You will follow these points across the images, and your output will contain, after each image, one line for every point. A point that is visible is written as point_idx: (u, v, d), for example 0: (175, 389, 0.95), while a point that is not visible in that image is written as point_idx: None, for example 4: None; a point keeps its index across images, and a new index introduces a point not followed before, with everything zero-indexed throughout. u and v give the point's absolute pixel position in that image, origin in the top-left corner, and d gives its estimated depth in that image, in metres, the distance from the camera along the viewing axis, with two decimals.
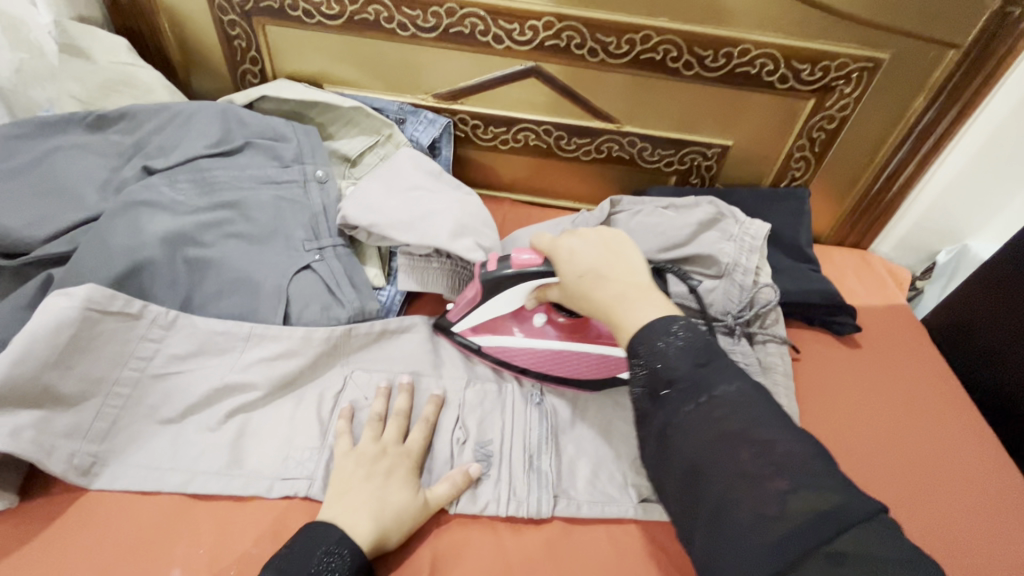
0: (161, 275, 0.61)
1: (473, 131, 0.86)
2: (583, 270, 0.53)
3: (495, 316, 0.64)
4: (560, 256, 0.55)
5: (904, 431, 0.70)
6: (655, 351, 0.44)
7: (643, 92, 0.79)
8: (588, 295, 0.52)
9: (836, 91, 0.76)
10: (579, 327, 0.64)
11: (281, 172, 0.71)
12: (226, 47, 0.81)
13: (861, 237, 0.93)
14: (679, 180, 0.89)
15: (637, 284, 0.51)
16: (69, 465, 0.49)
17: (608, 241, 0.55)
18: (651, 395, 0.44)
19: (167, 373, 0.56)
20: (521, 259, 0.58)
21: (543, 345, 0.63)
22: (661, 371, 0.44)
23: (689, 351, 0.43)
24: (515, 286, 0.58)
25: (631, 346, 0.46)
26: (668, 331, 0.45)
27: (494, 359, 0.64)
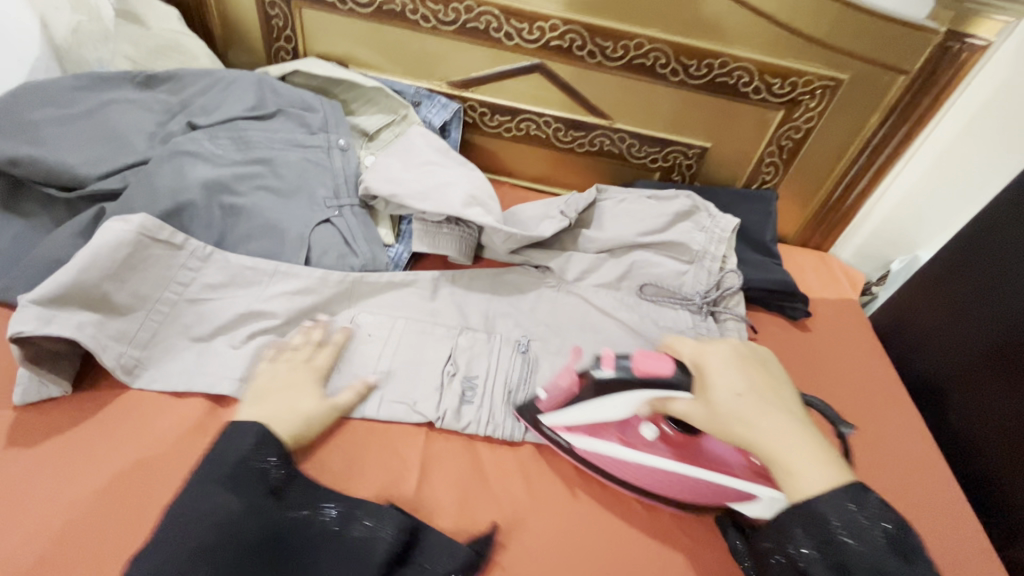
0: (198, 216, 0.69)
1: (480, 118, 0.96)
2: (743, 390, 0.50)
3: (603, 420, 0.60)
4: (709, 370, 0.52)
5: (873, 416, 0.79)
6: (843, 525, 0.42)
7: (634, 94, 0.88)
8: (751, 435, 0.48)
9: (802, 105, 0.86)
10: (687, 444, 0.58)
11: (307, 137, 0.80)
12: (264, 24, 0.90)
13: (822, 240, 1.04)
14: (662, 176, 0.99)
15: (801, 424, 0.49)
16: (117, 363, 0.57)
17: (743, 356, 0.53)
18: (836, 573, 0.41)
19: (201, 299, 0.64)
20: (647, 364, 0.56)
21: (639, 458, 0.59)
22: (853, 557, 0.41)
23: (887, 541, 0.42)
24: (636, 391, 0.56)
25: (813, 508, 0.44)
26: (849, 506, 0.43)
27: (582, 458, 0.62)
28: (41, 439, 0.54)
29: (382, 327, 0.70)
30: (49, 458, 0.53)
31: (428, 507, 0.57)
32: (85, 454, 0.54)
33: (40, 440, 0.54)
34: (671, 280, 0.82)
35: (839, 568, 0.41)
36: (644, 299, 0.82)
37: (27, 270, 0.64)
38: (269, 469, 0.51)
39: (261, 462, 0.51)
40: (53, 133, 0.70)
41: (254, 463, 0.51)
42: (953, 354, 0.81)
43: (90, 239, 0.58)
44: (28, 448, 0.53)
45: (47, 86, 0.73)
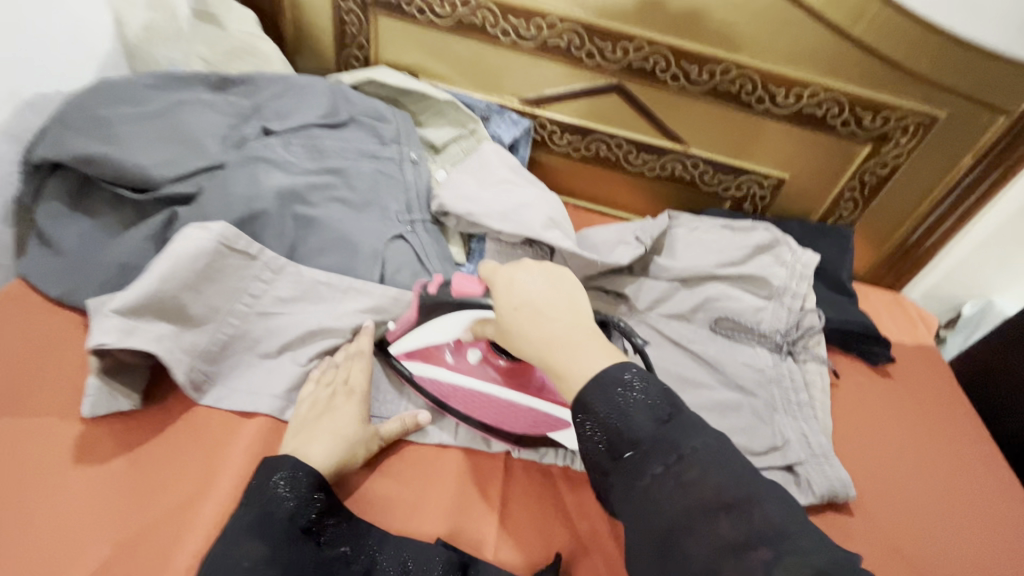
0: (271, 226, 0.66)
1: (549, 136, 0.93)
2: (521, 303, 0.48)
3: (432, 346, 0.61)
4: (500, 285, 0.50)
5: (918, 441, 0.76)
6: (606, 405, 0.42)
7: (714, 119, 0.85)
8: (522, 335, 0.47)
9: (892, 141, 0.82)
10: (518, 374, 0.59)
11: (380, 148, 0.78)
12: (338, 32, 0.88)
13: (895, 280, 0.99)
14: (732, 206, 0.95)
15: (573, 324, 0.47)
16: (187, 379, 0.54)
17: (554, 275, 0.50)
18: (612, 452, 0.42)
19: (272, 312, 0.61)
20: (464, 285, 0.57)
21: (468, 383, 0.60)
22: (621, 430, 0.42)
23: (653, 415, 0.42)
24: (455, 312, 0.58)
25: (583, 398, 0.43)
26: (617, 381, 0.43)
27: (428, 393, 0.61)
28: (109, 459, 0.51)
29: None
30: (116, 478, 0.50)
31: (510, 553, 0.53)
32: (152, 475, 0.51)
33: (108, 459, 0.51)
34: (749, 315, 0.78)
35: (617, 450, 0.42)
36: (720, 333, 0.78)
37: (95, 273, 0.61)
38: (298, 505, 0.47)
39: (290, 499, 0.47)
40: (126, 132, 0.68)
41: (283, 501, 0.46)
42: None
43: (169, 246, 0.55)
44: (94, 467, 0.50)
45: (122, 84, 0.71)
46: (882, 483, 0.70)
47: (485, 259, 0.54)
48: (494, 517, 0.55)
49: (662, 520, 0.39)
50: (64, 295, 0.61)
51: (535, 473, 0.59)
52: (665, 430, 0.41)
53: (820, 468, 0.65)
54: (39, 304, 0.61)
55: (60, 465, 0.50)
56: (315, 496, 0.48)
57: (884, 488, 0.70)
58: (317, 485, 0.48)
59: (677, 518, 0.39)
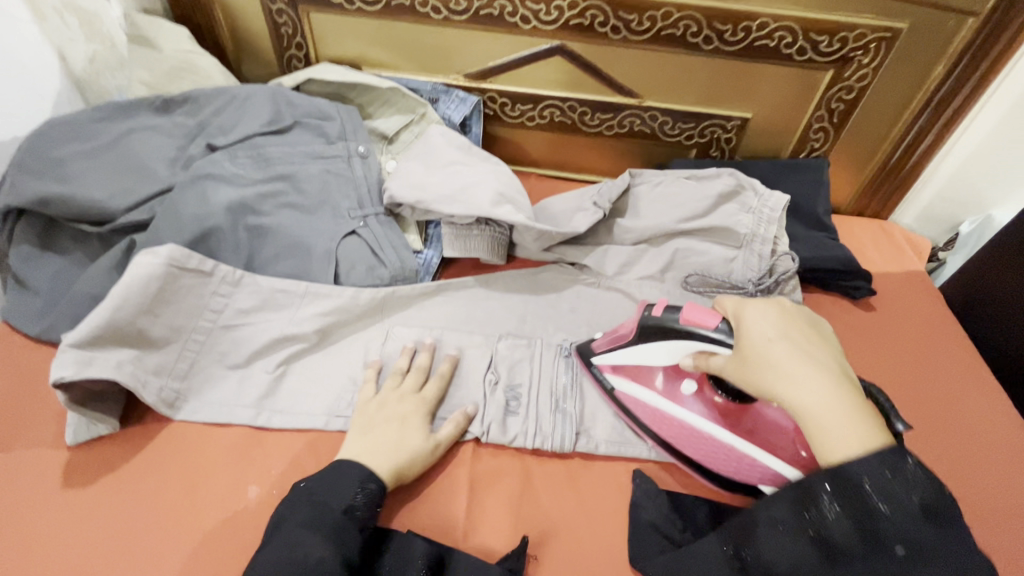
0: (225, 240, 0.68)
1: (501, 109, 0.91)
2: (779, 334, 0.48)
3: (645, 365, 0.61)
4: (747, 318, 0.51)
5: (906, 349, 0.76)
6: (878, 489, 0.41)
7: (663, 67, 0.82)
8: (783, 367, 0.46)
9: (854, 62, 0.78)
10: (732, 413, 0.58)
11: (327, 147, 0.78)
12: (274, 34, 0.88)
13: (881, 207, 0.95)
14: (699, 153, 0.92)
15: (841, 379, 0.46)
16: (158, 398, 0.57)
17: (793, 314, 0.51)
18: (871, 542, 0.40)
19: (235, 324, 0.63)
20: (695, 316, 0.55)
21: (677, 414, 0.59)
22: (894, 522, 0.40)
23: (926, 510, 0.40)
24: (681, 342, 0.57)
25: (849, 474, 0.41)
26: (904, 473, 0.41)
27: (622, 406, 0.62)
28: (97, 481, 0.55)
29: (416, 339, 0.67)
30: (105, 497, 0.54)
31: (485, 528, 0.54)
32: (136, 492, 0.54)
33: (96, 481, 0.55)
34: (718, 269, 0.77)
35: (870, 518, 0.40)
36: (691, 291, 0.77)
37: (68, 309, 0.64)
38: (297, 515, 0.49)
39: (363, 510, 0.50)
40: (79, 168, 0.70)
41: (355, 511, 0.49)
42: None
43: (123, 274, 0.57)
44: (82, 490, 0.54)
45: (69, 119, 0.72)
46: None
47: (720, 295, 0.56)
48: (464, 499, 0.56)
49: None
50: (43, 333, 0.64)
51: (499, 446, 0.60)
52: (937, 530, 0.39)
53: None
54: (24, 345, 0.65)
55: (50, 492, 0.54)
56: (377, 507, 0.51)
57: None
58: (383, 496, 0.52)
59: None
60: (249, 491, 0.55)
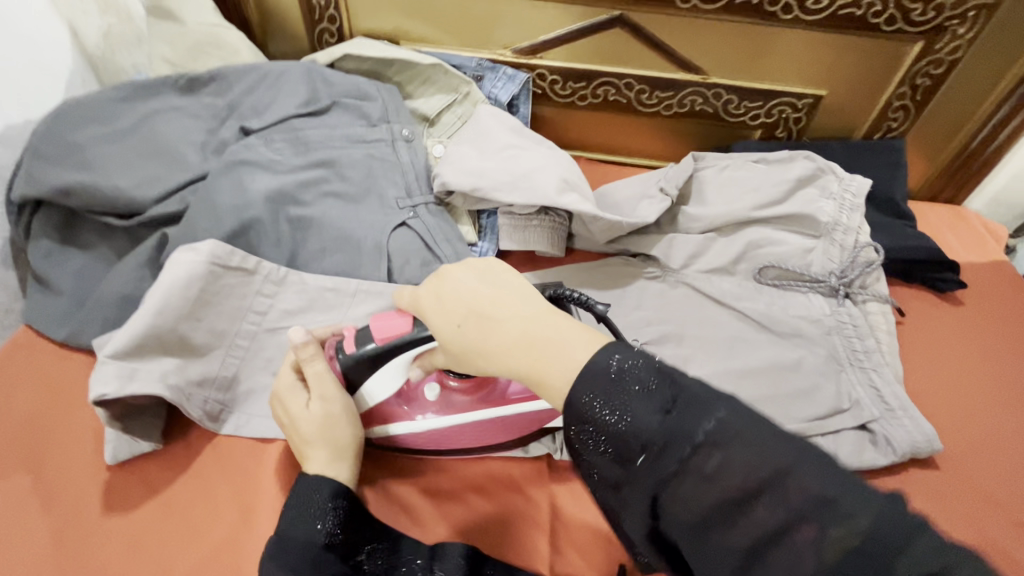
0: (266, 234, 0.61)
1: (550, 87, 0.84)
2: (465, 310, 0.39)
3: (382, 403, 0.52)
4: (432, 302, 0.42)
5: (1000, 350, 0.70)
6: (598, 401, 0.33)
7: (734, 40, 0.75)
8: (480, 346, 0.38)
9: (947, 32, 0.71)
10: (478, 385, 0.52)
11: (368, 130, 0.71)
12: (305, 6, 0.80)
13: (955, 192, 0.89)
14: (763, 135, 0.86)
15: (541, 310, 0.38)
16: (202, 412, 0.52)
17: (479, 273, 0.41)
18: (622, 462, 0.33)
19: (280, 327, 0.58)
20: (386, 328, 0.47)
21: (443, 423, 0.52)
22: (634, 430, 0.32)
23: (658, 400, 0.32)
24: (392, 360, 0.49)
25: (575, 410, 0.34)
26: (603, 374, 0.34)
27: (400, 447, 0.54)
28: (146, 504, 0.49)
29: None
30: (155, 522, 0.49)
31: (570, 553, 0.50)
32: (189, 516, 0.49)
33: (145, 504, 0.49)
34: (796, 259, 0.70)
35: (610, 440, 0.33)
36: (767, 284, 0.71)
37: (96, 310, 0.59)
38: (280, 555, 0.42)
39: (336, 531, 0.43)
40: (101, 155, 0.64)
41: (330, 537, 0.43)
42: None
43: (161, 275, 0.53)
44: (127, 515, 0.49)
45: (86, 102, 0.66)
46: (967, 432, 0.63)
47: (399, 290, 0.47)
48: (547, 520, 0.52)
49: (695, 524, 0.31)
50: (71, 337, 0.59)
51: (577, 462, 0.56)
52: (674, 420, 0.32)
53: (897, 423, 0.58)
54: (49, 349, 0.59)
55: (92, 517, 0.49)
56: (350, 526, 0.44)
57: (952, 391, 0.66)
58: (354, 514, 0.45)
59: (703, 514, 0.31)
60: None
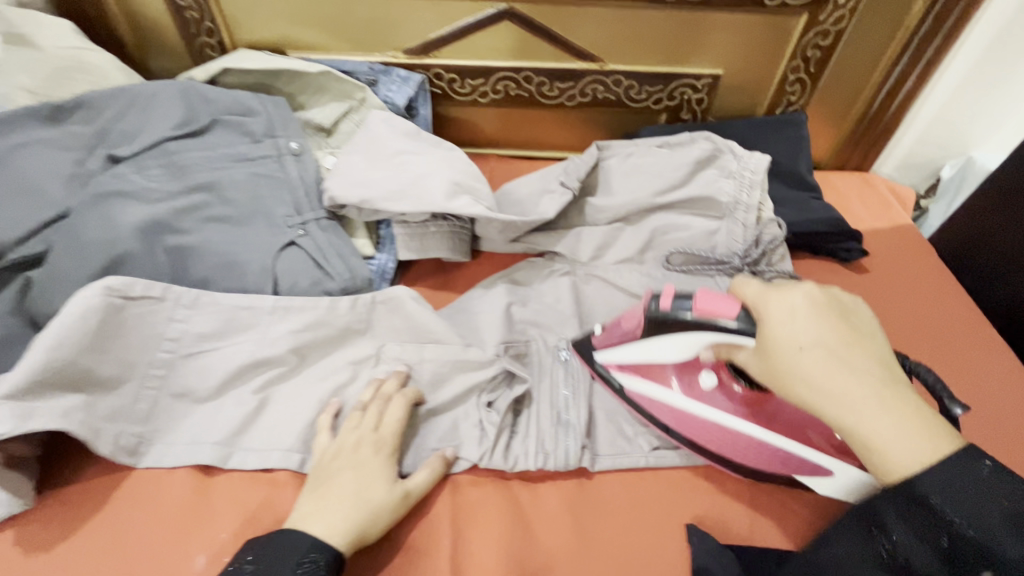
0: (142, 267, 0.58)
1: (449, 86, 0.82)
2: (807, 340, 0.39)
3: (657, 362, 0.54)
4: (766, 316, 0.42)
5: (910, 316, 0.71)
6: (945, 493, 0.33)
7: (625, 25, 0.74)
8: (813, 382, 0.38)
9: (829, 3, 0.71)
10: (761, 402, 0.51)
11: (252, 147, 0.68)
12: (178, 21, 0.76)
13: (863, 159, 0.90)
14: (669, 118, 0.85)
15: (887, 375, 0.38)
16: (116, 447, 0.48)
17: (844, 308, 0.41)
18: (947, 564, 0.32)
19: (195, 352, 0.54)
20: (710, 305, 0.46)
21: (700, 411, 0.52)
22: (971, 530, 0.32)
23: (1014, 517, 0.32)
24: (691, 333, 0.49)
25: (916, 488, 0.34)
26: (984, 483, 0.33)
27: (638, 408, 0.56)
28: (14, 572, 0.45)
29: (407, 359, 0.57)
30: None
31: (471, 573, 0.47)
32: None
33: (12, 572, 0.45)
34: (701, 243, 0.70)
35: (941, 529, 0.32)
36: (675, 270, 0.70)
37: None
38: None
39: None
40: None
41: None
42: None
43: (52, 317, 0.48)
44: None
45: None
46: None
47: (743, 275, 0.46)
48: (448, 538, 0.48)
49: None
50: None
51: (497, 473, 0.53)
52: None
53: None
54: None
55: None
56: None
57: None
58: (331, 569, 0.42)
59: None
60: (195, 562, 0.46)
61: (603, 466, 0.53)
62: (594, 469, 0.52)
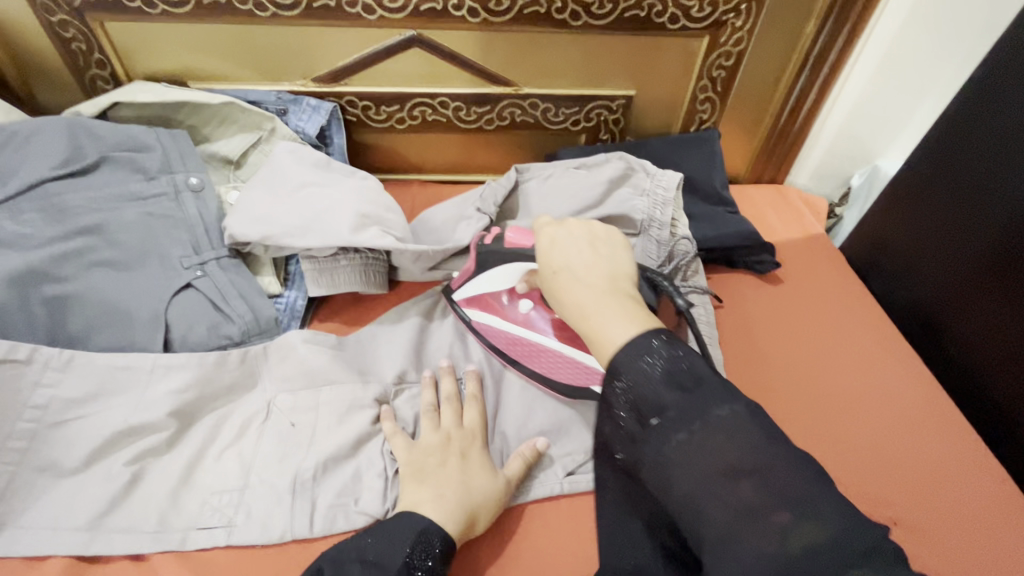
0: (14, 322, 0.53)
1: (364, 113, 0.80)
2: (563, 263, 0.48)
3: (489, 295, 0.60)
4: (542, 245, 0.51)
5: (824, 323, 0.73)
6: (638, 379, 0.39)
7: (535, 50, 0.75)
8: (560, 292, 0.47)
9: (728, 26, 0.74)
10: (567, 325, 0.56)
11: (145, 186, 0.64)
12: (65, 52, 0.72)
13: (777, 171, 0.93)
14: (589, 139, 0.86)
15: (620, 283, 0.46)
16: None
17: (592, 241, 0.50)
18: (639, 422, 0.39)
19: (66, 420, 0.50)
20: (519, 240, 0.58)
21: (525, 335, 0.58)
22: (647, 395, 0.38)
23: (671, 377, 0.38)
24: (504, 264, 0.58)
25: (613, 367, 0.40)
26: (658, 348, 0.40)
27: (482, 335, 0.61)
28: None
29: (304, 410, 0.54)
30: None
31: None
32: None
33: None
34: None
35: (650, 426, 0.38)
36: None
37: None
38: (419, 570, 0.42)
39: (422, 567, 0.43)
40: None
41: (414, 570, 0.42)
42: (926, 275, 0.73)
43: None
44: None
45: None
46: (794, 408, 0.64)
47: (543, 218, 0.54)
48: None
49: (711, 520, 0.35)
50: None
51: None
52: (689, 396, 0.38)
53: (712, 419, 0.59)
54: None
55: None
56: (438, 569, 0.43)
57: (779, 369, 0.68)
58: (446, 558, 0.44)
59: (698, 479, 0.36)
60: None
61: (524, 499, 0.52)
62: (514, 503, 0.52)
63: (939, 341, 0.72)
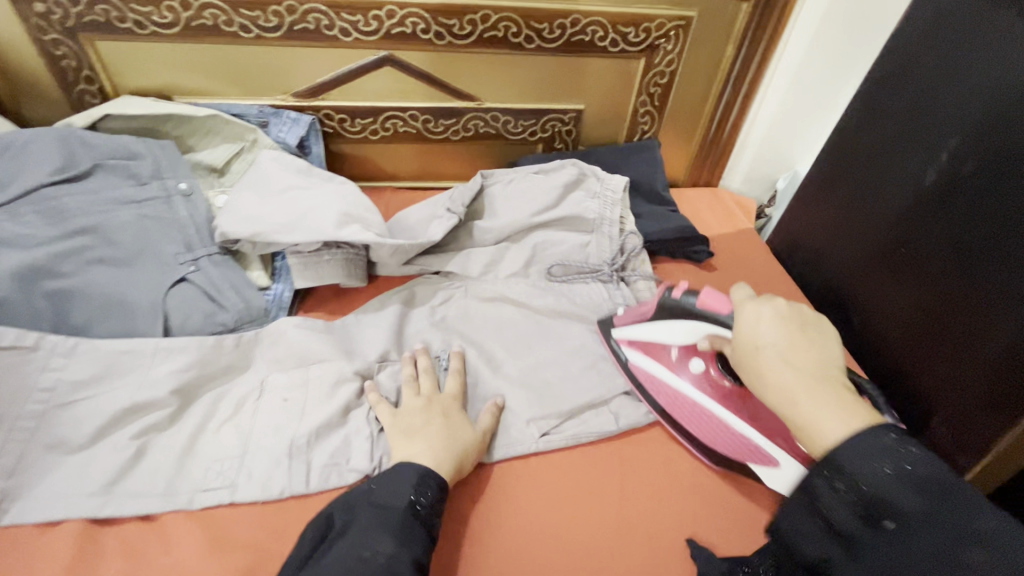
0: (19, 312, 0.57)
1: (340, 125, 0.88)
2: (764, 346, 0.46)
3: (656, 341, 0.66)
4: (743, 320, 0.48)
5: None
6: (864, 473, 0.36)
7: (495, 69, 0.84)
8: (761, 375, 0.45)
9: (660, 50, 0.85)
10: (736, 395, 0.61)
11: (138, 190, 0.69)
12: (54, 68, 0.76)
13: (712, 175, 1.05)
14: (546, 147, 0.96)
15: (844, 391, 0.42)
16: None
17: (804, 325, 0.47)
18: (864, 519, 0.36)
19: (72, 401, 0.54)
20: (712, 300, 0.60)
21: (688, 393, 0.63)
22: (874, 493, 0.35)
23: (915, 481, 0.35)
24: (687, 322, 0.62)
25: (834, 459, 0.37)
26: (887, 446, 0.37)
27: (638, 379, 0.66)
28: None
29: (296, 386, 0.60)
30: None
31: None
32: None
33: None
34: (576, 255, 0.79)
35: (871, 519, 0.35)
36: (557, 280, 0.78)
37: None
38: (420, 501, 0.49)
39: (425, 503, 0.49)
40: None
41: (418, 505, 0.49)
42: (836, 258, 0.85)
43: None
44: None
45: None
46: None
47: (740, 287, 0.53)
48: None
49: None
50: None
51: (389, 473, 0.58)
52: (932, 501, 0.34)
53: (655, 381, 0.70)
54: None
55: None
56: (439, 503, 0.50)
57: None
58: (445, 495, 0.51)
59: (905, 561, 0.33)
60: None
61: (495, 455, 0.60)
62: (491, 460, 0.60)
63: (847, 314, 0.83)
